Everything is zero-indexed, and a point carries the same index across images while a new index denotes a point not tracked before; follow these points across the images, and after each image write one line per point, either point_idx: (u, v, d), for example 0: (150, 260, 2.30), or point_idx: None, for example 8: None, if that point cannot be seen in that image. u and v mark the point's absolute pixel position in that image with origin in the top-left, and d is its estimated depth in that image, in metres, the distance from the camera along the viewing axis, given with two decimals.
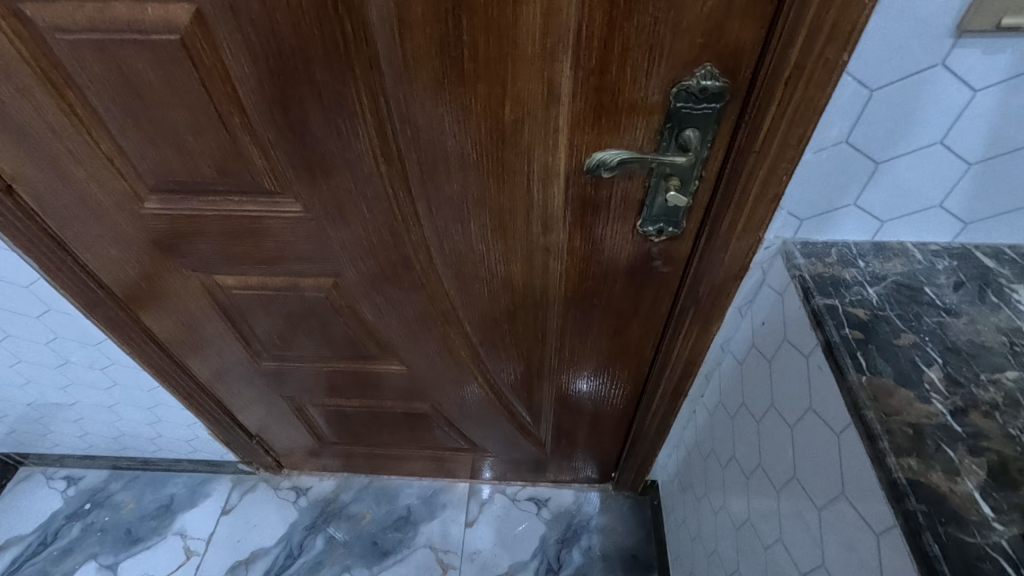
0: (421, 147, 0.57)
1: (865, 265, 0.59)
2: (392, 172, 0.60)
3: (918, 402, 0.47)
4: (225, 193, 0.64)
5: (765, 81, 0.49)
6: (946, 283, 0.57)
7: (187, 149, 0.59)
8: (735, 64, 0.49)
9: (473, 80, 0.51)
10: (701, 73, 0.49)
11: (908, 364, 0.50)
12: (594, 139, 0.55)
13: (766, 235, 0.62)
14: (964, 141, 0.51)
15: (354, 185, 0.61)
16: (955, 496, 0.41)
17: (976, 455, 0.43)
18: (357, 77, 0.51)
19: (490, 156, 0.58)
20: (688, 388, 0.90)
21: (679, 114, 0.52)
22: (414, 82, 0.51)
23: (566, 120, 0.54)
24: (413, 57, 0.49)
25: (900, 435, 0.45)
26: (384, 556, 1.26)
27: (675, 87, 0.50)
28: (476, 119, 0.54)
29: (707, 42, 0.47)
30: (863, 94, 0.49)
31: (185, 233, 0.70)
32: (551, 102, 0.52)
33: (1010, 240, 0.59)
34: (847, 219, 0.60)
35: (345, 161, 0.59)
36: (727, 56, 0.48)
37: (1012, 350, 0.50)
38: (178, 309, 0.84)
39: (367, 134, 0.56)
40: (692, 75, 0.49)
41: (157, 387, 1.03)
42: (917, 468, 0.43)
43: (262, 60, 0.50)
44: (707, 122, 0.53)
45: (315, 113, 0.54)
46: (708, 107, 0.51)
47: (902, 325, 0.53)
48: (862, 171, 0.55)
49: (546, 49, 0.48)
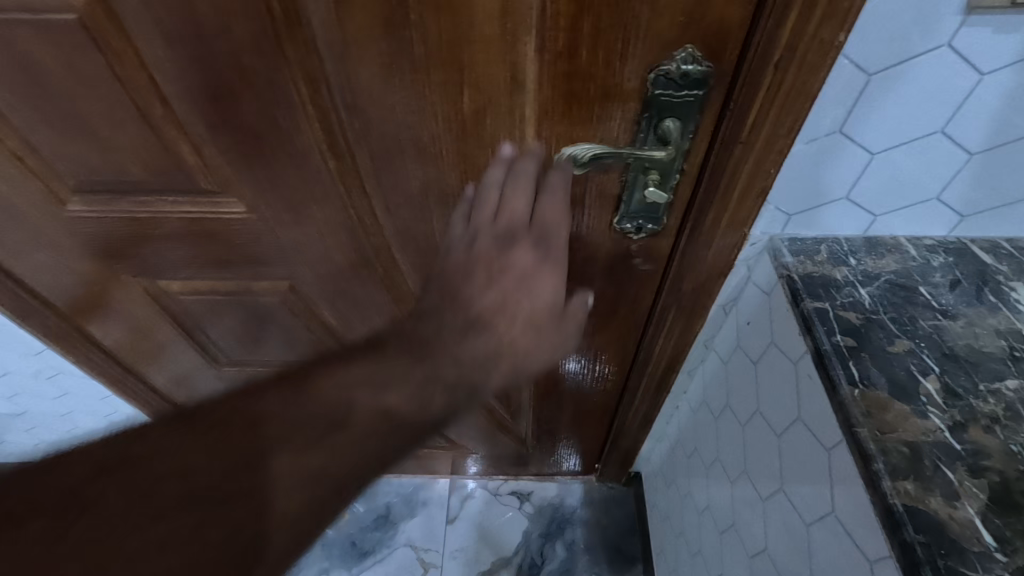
0: (372, 141, 0.51)
1: (857, 263, 0.55)
2: (344, 168, 0.54)
3: (914, 417, 0.43)
4: (162, 195, 0.58)
5: (752, 65, 0.43)
6: (942, 281, 0.53)
7: (108, 146, 0.52)
8: (720, 45, 0.43)
9: (427, 65, 0.45)
10: (681, 56, 0.43)
11: (903, 374, 0.46)
12: (566, 130, 0.50)
13: (752, 231, 0.58)
14: (966, 130, 0.47)
15: (301, 183, 0.55)
16: (955, 524, 0.38)
17: (976, 476, 0.40)
18: (293, 63, 0.45)
19: (450, 150, 0.52)
20: (670, 384, 0.86)
21: (657, 103, 0.46)
22: (358, 69, 0.45)
23: (534, 108, 0.48)
24: (355, 40, 0.43)
25: (895, 455, 0.41)
26: (364, 556, 1.23)
27: (652, 72, 0.45)
28: (432, 110, 0.48)
29: (689, 21, 0.42)
30: (859, 79, 0.44)
31: (119, 236, 0.63)
32: (516, 89, 0.47)
33: (1008, 233, 0.56)
34: (838, 213, 0.55)
35: (289, 156, 0.52)
36: (712, 37, 0.43)
37: (1012, 356, 0.47)
38: (123, 316, 0.77)
39: (311, 126, 0.50)
40: (670, 59, 0.44)
41: (111, 395, 0.96)
42: (914, 493, 0.39)
43: (180, 43, 0.44)
44: (689, 112, 0.47)
45: (249, 104, 0.48)
46: (689, 94, 0.46)
47: (896, 330, 0.49)
48: (856, 163, 0.50)
49: (508, 29, 0.42)
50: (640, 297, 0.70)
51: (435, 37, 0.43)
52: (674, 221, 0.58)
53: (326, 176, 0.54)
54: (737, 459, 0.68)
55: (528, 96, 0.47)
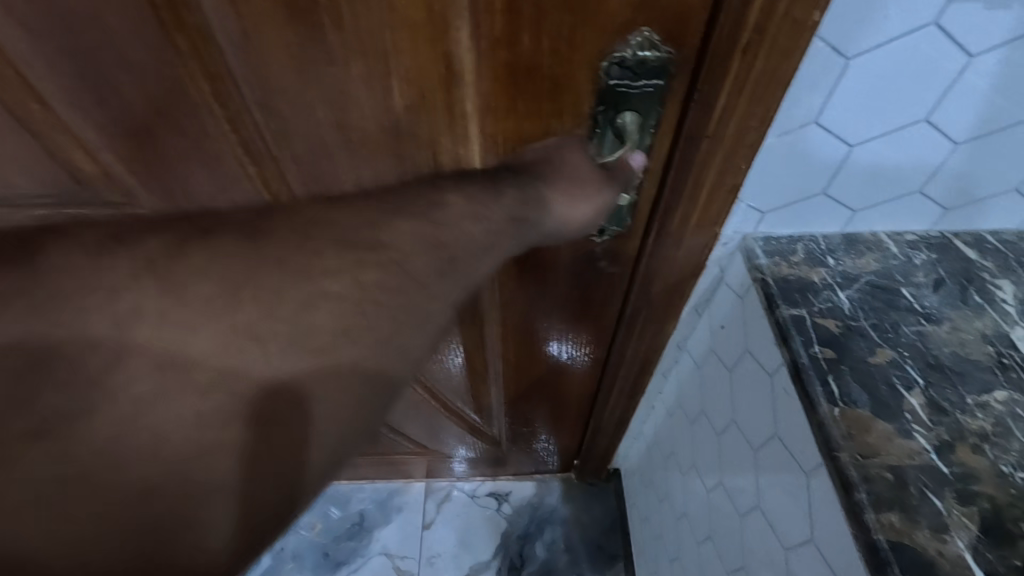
0: (294, 143, 0.45)
1: (836, 263, 0.51)
2: (266, 174, 0.48)
3: (898, 438, 0.40)
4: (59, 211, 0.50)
5: (716, 49, 0.38)
6: (925, 281, 0.49)
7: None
8: (681, 27, 0.38)
9: (346, 57, 0.39)
10: (637, 41, 0.39)
11: (885, 388, 0.42)
12: (515, 126, 0.44)
13: (723, 230, 0.53)
14: (953, 118, 0.42)
15: (217, 192, 0.48)
16: (944, 561, 0.34)
17: (965, 504, 0.37)
18: (185, 55, 0.38)
19: (384, 151, 0.46)
20: (645, 385, 0.83)
21: (613, 94, 0.41)
22: (265, 61, 0.39)
23: (477, 101, 0.43)
24: (256, 27, 0.37)
25: (879, 483, 0.38)
26: (337, 567, 1.19)
27: (605, 60, 0.40)
28: (359, 106, 0.42)
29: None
30: (836, 64, 0.39)
31: None
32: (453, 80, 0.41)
33: (992, 226, 0.52)
34: (816, 210, 0.51)
35: (201, 162, 0.46)
36: (671, 17, 0.37)
37: (1000, 363, 0.44)
38: None
39: (220, 128, 0.43)
40: (625, 44, 0.39)
41: None
42: (900, 527, 0.36)
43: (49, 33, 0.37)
44: (649, 104, 0.42)
45: (143, 104, 0.41)
46: (649, 84, 0.41)
47: (877, 338, 0.45)
48: (834, 156, 0.45)
49: (436, 12, 0.37)
50: (607, 301, 0.66)
51: (352, 23, 0.37)
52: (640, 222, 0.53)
53: (247, 183, 0.48)
54: (714, 469, 0.64)
55: (469, 88, 0.42)
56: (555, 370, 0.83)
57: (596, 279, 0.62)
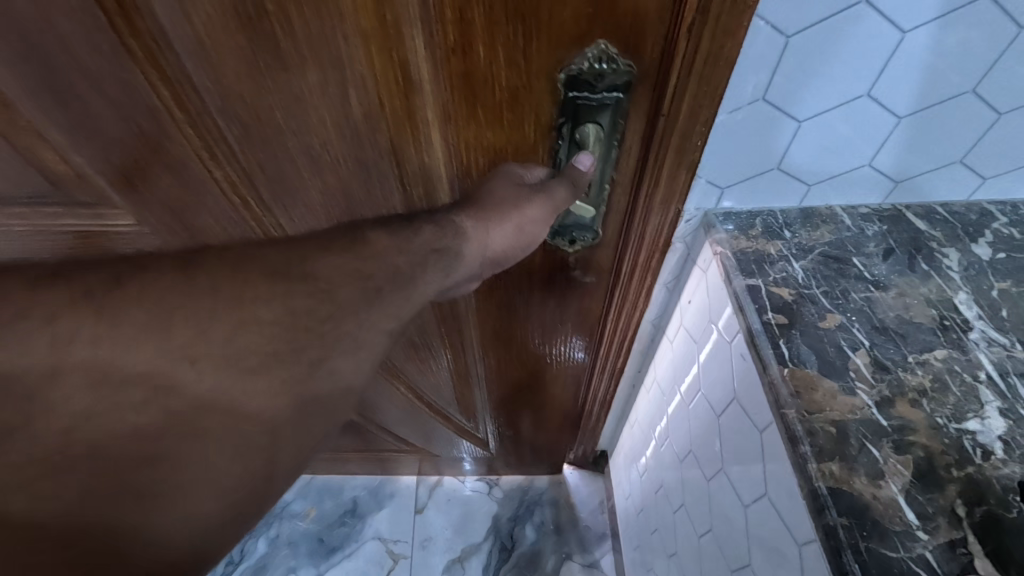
0: (260, 145, 0.47)
1: (792, 236, 0.53)
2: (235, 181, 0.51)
3: (842, 395, 0.42)
4: (40, 208, 0.53)
5: (666, 56, 0.40)
6: (875, 251, 0.52)
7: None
8: (636, 40, 0.39)
9: (301, 70, 0.41)
10: (593, 53, 0.40)
11: (833, 350, 0.45)
12: (477, 134, 0.46)
13: (686, 207, 0.55)
14: (893, 93, 0.45)
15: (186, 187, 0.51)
16: (878, 504, 0.37)
17: (901, 452, 0.39)
18: (144, 62, 0.40)
19: (349, 154, 0.48)
20: (624, 366, 0.85)
21: (573, 106, 0.43)
22: (225, 66, 0.41)
23: (439, 113, 0.44)
24: (214, 36, 0.39)
25: (822, 436, 0.40)
26: (331, 552, 1.21)
27: (562, 72, 0.41)
28: (319, 111, 0.44)
29: (595, 12, 0.38)
30: (777, 42, 0.41)
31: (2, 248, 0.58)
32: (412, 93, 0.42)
33: (941, 198, 0.55)
34: (772, 185, 0.53)
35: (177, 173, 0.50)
36: (623, 30, 0.39)
37: (941, 325, 0.46)
38: None
39: (184, 131, 0.45)
40: (581, 58, 0.40)
41: None
42: (839, 474, 0.38)
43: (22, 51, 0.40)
44: (608, 115, 0.43)
45: (106, 113, 0.44)
46: (607, 96, 0.42)
47: (828, 304, 0.48)
48: (783, 132, 0.48)
49: (390, 24, 0.38)
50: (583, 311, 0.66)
51: (305, 39, 0.39)
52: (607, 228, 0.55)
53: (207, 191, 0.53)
54: (687, 440, 0.67)
55: (430, 101, 0.43)
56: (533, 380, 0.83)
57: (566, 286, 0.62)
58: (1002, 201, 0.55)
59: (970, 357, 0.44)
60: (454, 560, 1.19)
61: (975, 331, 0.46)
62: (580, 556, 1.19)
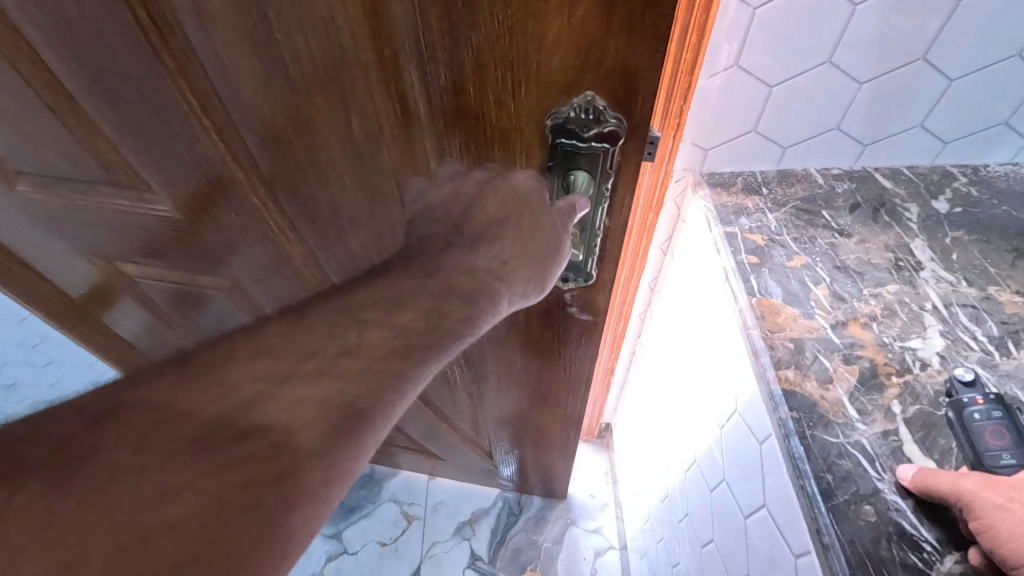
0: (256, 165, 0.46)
1: (768, 192, 0.60)
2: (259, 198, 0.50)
3: (802, 318, 0.49)
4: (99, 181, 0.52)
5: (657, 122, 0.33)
6: (843, 205, 0.58)
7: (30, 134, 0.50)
8: (629, 91, 0.31)
9: (307, 90, 0.38)
10: (581, 101, 0.32)
11: (797, 284, 0.51)
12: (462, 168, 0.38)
13: (675, 167, 0.62)
14: (851, 60, 0.51)
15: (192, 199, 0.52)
16: (825, 402, 0.43)
17: (850, 363, 0.45)
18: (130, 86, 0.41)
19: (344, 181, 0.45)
20: (624, 330, 0.92)
21: (561, 153, 0.34)
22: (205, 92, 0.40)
23: (430, 142, 0.38)
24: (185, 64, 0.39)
25: (781, 349, 0.47)
26: (350, 512, 1.29)
27: (549, 117, 0.33)
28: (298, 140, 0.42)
29: (580, 58, 0.30)
30: (745, 13, 0.48)
31: (62, 220, 0.61)
32: (404, 114, 0.37)
33: (908, 161, 0.61)
34: (751, 147, 0.60)
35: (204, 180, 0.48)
36: (616, 77, 0.31)
37: (896, 266, 0.52)
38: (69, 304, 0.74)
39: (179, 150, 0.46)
40: (567, 104, 0.32)
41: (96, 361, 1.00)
42: (793, 379, 0.45)
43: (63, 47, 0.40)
44: (601, 166, 0.35)
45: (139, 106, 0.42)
46: (599, 147, 0.34)
47: (795, 248, 0.54)
48: (757, 97, 0.54)
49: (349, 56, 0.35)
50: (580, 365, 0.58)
51: (310, 62, 0.36)
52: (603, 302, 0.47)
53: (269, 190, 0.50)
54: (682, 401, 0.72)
55: (423, 129, 0.37)
56: (528, 420, 0.77)
57: (562, 335, 0.54)
58: (965, 165, 0.61)
59: (919, 291, 0.50)
60: (465, 522, 1.26)
61: (926, 271, 0.52)
62: (583, 522, 1.26)
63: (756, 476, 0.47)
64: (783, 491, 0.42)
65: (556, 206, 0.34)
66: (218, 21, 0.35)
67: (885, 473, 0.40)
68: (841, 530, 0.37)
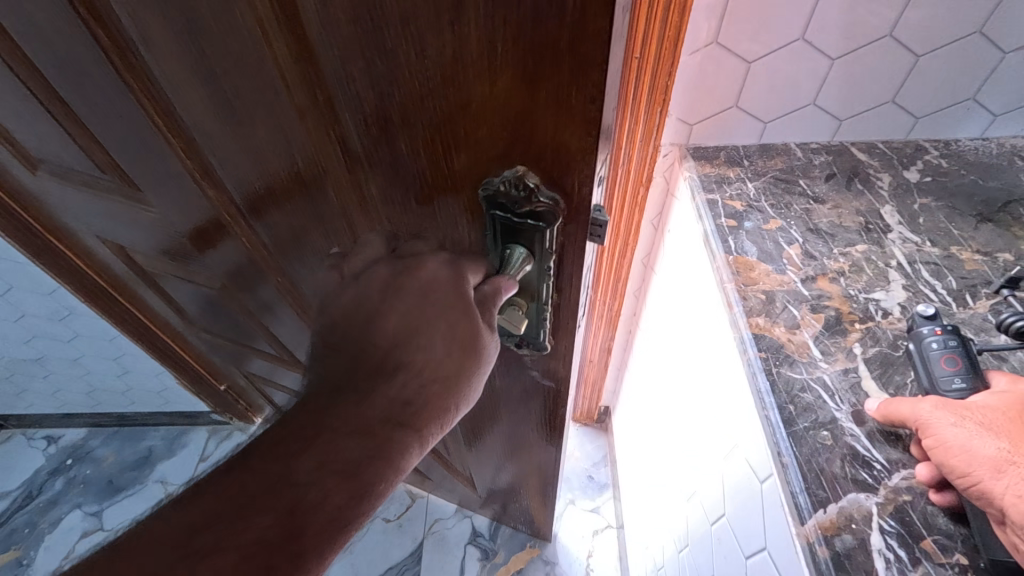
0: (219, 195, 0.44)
1: (749, 164, 0.64)
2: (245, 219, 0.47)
3: (774, 273, 0.52)
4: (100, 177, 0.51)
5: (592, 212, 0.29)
6: (819, 175, 0.62)
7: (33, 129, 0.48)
8: (563, 175, 0.27)
9: (249, 125, 0.34)
10: (510, 175, 0.27)
11: (772, 244, 0.55)
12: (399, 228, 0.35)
13: (662, 142, 0.67)
14: (822, 37, 0.55)
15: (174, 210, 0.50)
16: (791, 344, 0.47)
17: (816, 311, 0.49)
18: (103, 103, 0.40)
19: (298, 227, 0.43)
20: (620, 307, 0.97)
21: (496, 226, 0.30)
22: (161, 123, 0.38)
23: (375, 192, 0.33)
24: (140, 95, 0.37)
25: (753, 299, 0.50)
26: None
27: (481, 185, 0.29)
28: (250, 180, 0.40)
29: (504, 133, 0.26)
30: None
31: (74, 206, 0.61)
32: (349, 166, 0.32)
33: (882, 136, 0.64)
34: (733, 122, 0.64)
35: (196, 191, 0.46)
36: (546, 158, 0.26)
37: (867, 228, 0.56)
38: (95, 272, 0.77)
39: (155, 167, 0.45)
40: (498, 176, 0.28)
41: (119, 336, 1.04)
42: (763, 325, 0.49)
43: (41, 55, 0.38)
44: (540, 242, 0.30)
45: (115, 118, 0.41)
46: (534, 224, 0.29)
47: (772, 212, 0.58)
48: (736, 72, 0.59)
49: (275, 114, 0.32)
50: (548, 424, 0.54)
51: (247, 99, 0.31)
52: (562, 371, 0.44)
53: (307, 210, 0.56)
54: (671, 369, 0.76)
55: (367, 179, 0.32)
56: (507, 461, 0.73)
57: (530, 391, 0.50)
58: (937, 139, 0.64)
59: (886, 249, 0.54)
60: None
61: (893, 232, 0.55)
62: (582, 502, 1.29)
63: (733, 420, 0.51)
64: (752, 426, 0.46)
65: (482, 289, 0.31)
66: (159, 47, 0.32)
67: (843, 405, 0.43)
68: (798, 451, 0.41)
